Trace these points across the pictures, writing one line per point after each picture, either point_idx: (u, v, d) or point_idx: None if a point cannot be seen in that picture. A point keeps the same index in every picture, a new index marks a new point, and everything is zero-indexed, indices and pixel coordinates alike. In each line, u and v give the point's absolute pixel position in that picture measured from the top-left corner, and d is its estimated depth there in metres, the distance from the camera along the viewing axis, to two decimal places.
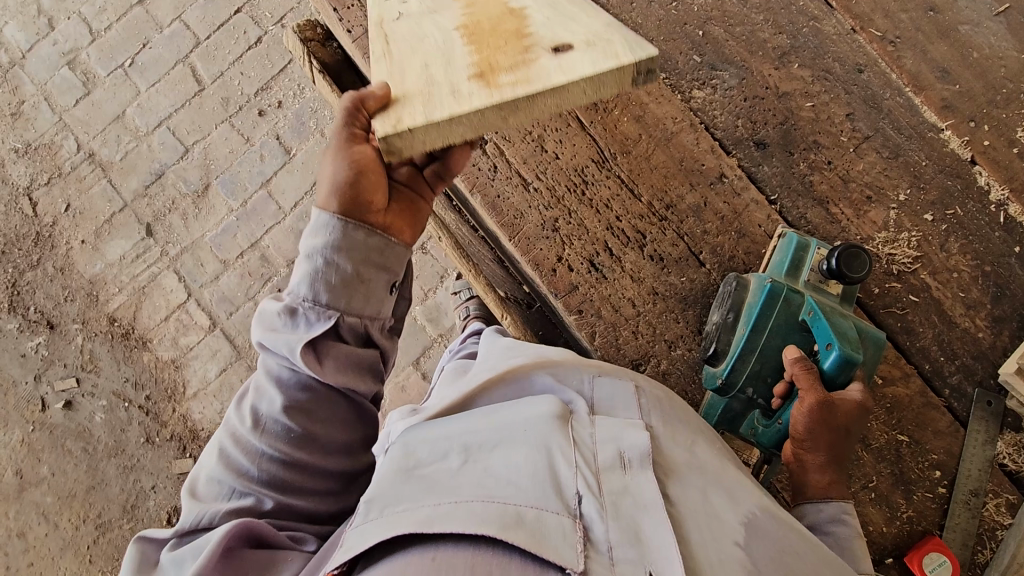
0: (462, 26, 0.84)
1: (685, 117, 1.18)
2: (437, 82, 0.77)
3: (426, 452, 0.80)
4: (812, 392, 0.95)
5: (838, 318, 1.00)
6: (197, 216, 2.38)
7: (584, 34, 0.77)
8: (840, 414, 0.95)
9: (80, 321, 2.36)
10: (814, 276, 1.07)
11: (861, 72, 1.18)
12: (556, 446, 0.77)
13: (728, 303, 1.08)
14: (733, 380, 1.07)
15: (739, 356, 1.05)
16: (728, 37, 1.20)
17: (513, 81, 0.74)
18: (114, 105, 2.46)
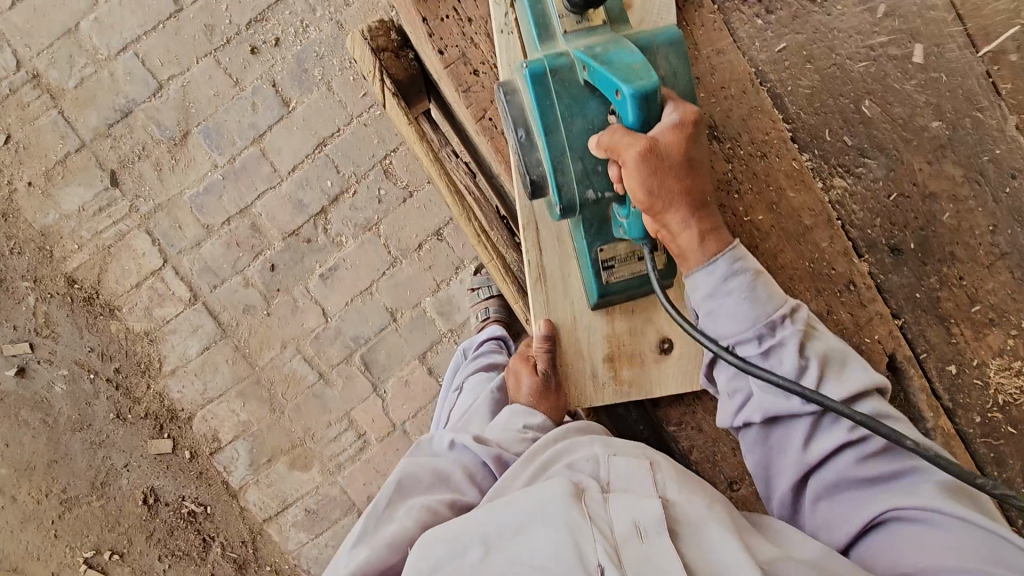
0: None
1: (822, 210, 1.02)
2: (580, 321, 0.98)
3: (443, 552, 0.73)
4: (628, 164, 0.76)
5: (614, 56, 0.80)
6: (174, 169, 2.03)
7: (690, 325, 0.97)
8: (666, 157, 0.75)
9: (31, 279, 2.02)
10: (569, 22, 0.88)
11: (1014, 178, 1.06)
12: (575, 525, 0.73)
13: (513, 118, 0.91)
14: (570, 197, 0.86)
15: (557, 166, 0.85)
16: (884, 119, 1.03)
17: (632, 381, 0.98)
18: (64, 15, 1.98)
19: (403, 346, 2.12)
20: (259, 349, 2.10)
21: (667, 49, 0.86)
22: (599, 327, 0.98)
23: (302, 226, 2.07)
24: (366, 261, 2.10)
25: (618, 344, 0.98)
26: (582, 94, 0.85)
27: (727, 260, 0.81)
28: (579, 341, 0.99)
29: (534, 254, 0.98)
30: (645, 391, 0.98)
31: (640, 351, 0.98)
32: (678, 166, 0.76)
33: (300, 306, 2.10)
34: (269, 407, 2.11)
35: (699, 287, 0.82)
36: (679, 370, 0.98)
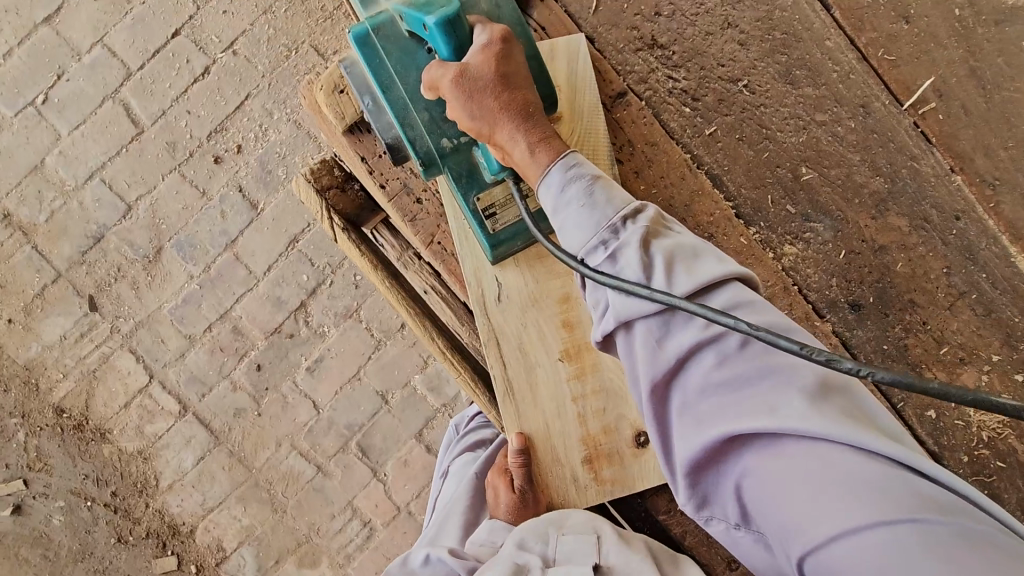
0: (563, 351, 0.98)
1: (777, 280, 1.04)
2: (554, 429, 0.98)
3: None
4: (445, 92, 0.81)
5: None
6: (151, 285, 2.05)
7: None
8: (478, 76, 0.79)
9: (19, 415, 2.02)
10: None
11: (958, 220, 1.08)
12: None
13: (360, 87, 0.97)
14: (425, 148, 0.91)
15: (403, 121, 0.91)
16: (823, 183, 1.06)
17: (614, 480, 0.98)
18: (28, 153, 2.01)
19: (399, 428, 2.11)
20: (255, 451, 2.09)
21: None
22: (574, 432, 0.98)
23: (284, 322, 2.09)
24: (350, 348, 2.11)
25: (595, 445, 0.98)
26: (410, 45, 0.90)
27: (558, 170, 0.77)
28: (555, 450, 0.98)
29: (498, 370, 0.99)
30: (628, 486, 0.98)
31: (617, 448, 0.98)
32: (489, 85, 0.79)
33: (291, 402, 2.09)
34: (272, 509, 2.08)
35: (546, 205, 0.79)
36: (659, 461, 0.98)
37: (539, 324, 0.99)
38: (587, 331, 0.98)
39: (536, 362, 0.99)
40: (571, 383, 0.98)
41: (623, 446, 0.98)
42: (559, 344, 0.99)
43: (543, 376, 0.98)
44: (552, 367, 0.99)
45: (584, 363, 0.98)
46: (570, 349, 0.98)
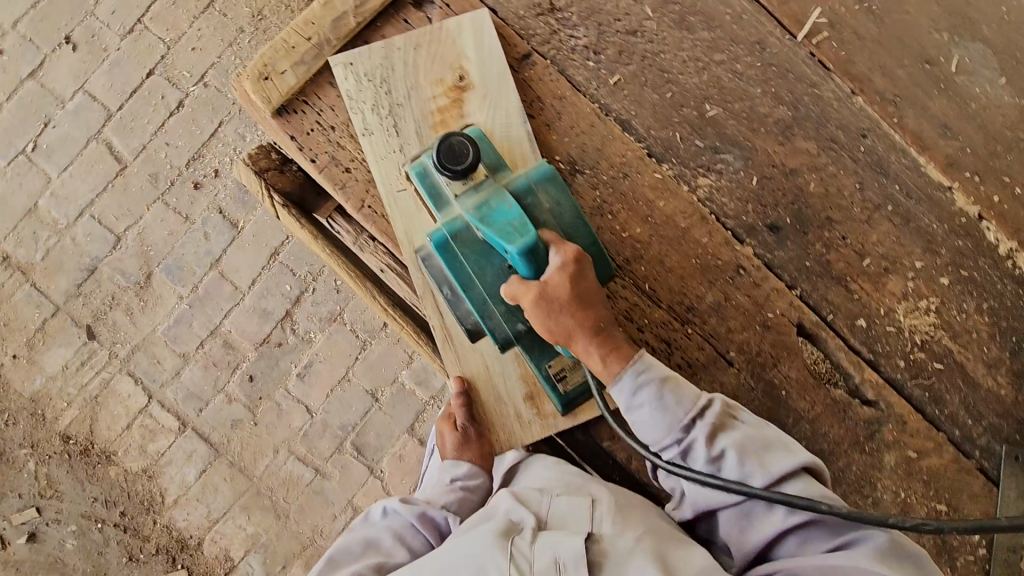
0: None
1: (694, 210, 1.11)
2: (495, 373, 1.06)
3: None
4: (527, 308, 0.91)
5: (500, 207, 0.93)
6: (144, 309, 2.15)
7: None
8: (555, 297, 0.90)
9: (29, 445, 2.11)
10: (456, 186, 0.96)
11: (865, 137, 1.15)
12: (490, 568, 0.78)
13: (437, 276, 1.00)
14: (504, 335, 0.98)
15: (483, 315, 0.97)
16: (728, 116, 1.12)
17: (555, 413, 1.05)
18: (22, 197, 2.15)
19: (391, 424, 2.17)
20: (254, 459, 2.15)
21: (545, 188, 0.97)
22: (514, 371, 1.07)
23: (271, 332, 2.18)
24: (337, 351, 2.19)
25: (534, 382, 1.06)
26: (483, 246, 0.95)
27: (630, 376, 0.91)
28: (498, 390, 1.06)
29: (437, 321, 1.06)
30: (569, 418, 1.05)
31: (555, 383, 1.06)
32: (566, 306, 0.90)
33: (284, 409, 2.17)
34: (274, 515, 2.14)
35: (619, 403, 0.93)
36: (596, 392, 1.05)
37: None
38: None
39: None
40: None
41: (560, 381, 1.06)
42: None
43: (478, 323, 1.06)
44: None
45: None
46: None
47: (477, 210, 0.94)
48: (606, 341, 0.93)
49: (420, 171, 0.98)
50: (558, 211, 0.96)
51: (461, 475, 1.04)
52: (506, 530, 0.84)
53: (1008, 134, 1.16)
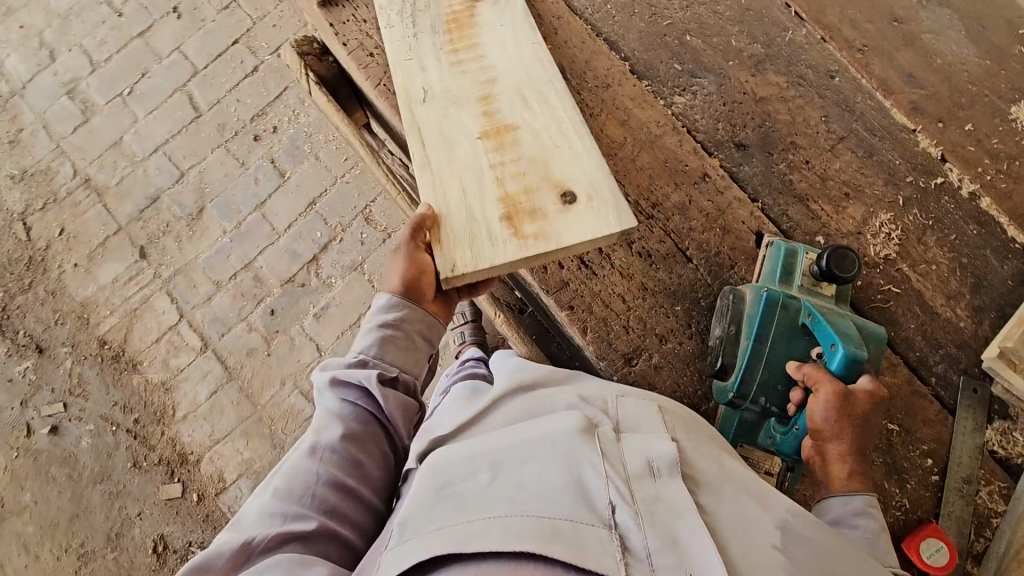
0: (483, 133, 1.05)
1: (667, 121, 1.23)
2: (470, 199, 0.99)
3: (452, 467, 0.69)
4: (822, 391, 0.91)
5: (839, 319, 0.98)
6: (191, 238, 2.40)
7: (586, 184, 0.99)
8: (853, 407, 0.90)
9: (70, 345, 2.33)
10: (807, 282, 1.07)
11: (833, 78, 1.25)
12: (583, 462, 0.67)
13: (728, 316, 1.05)
14: (746, 391, 1.02)
15: (745, 373, 1.02)
16: (705, 47, 1.26)
17: (534, 234, 0.95)
18: (111, 132, 2.49)
19: None
20: (261, 388, 2.29)
21: (873, 342, 1.00)
22: (492, 194, 0.99)
23: (297, 272, 2.36)
24: (352, 298, 2.34)
25: (514, 204, 0.98)
26: (790, 335, 1.02)
27: (862, 500, 0.88)
28: (471, 213, 0.98)
29: (419, 148, 1.04)
30: (549, 238, 0.94)
31: (538, 205, 0.98)
32: (856, 417, 0.90)
33: (296, 343, 2.31)
34: (270, 443, 2.23)
35: (830, 510, 0.89)
36: (585, 214, 0.97)
37: (460, 119, 1.07)
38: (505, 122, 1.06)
39: (456, 144, 1.05)
40: (491, 158, 1.02)
41: (544, 208, 0.97)
42: (479, 127, 1.05)
43: (464, 153, 1.03)
44: (471, 146, 1.04)
45: (503, 143, 1.04)
46: (489, 128, 1.05)
47: (819, 307, 1.01)
48: (861, 459, 0.90)
49: (790, 249, 1.08)
50: (874, 359, 1.00)
51: (391, 316, 0.99)
52: (588, 423, 0.71)
53: (972, 88, 1.23)
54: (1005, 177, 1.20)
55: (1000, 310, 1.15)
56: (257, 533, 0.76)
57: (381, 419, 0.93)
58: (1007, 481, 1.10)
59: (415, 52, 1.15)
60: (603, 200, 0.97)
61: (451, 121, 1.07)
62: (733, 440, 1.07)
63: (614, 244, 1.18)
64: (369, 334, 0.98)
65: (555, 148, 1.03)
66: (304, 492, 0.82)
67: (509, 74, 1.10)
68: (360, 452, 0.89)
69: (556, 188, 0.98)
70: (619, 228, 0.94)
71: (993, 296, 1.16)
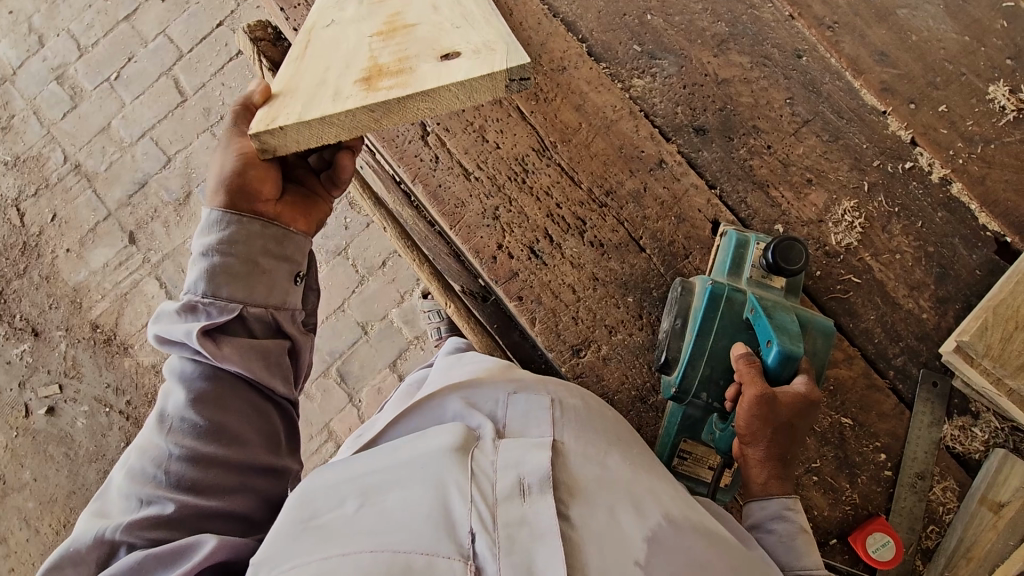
0: (373, 37, 0.82)
1: (624, 105, 1.19)
2: (324, 86, 0.76)
3: (322, 495, 0.66)
4: (747, 396, 0.87)
5: (780, 313, 0.95)
6: (179, 223, 2.42)
7: (475, 44, 0.76)
8: (779, 413, 0.86)
9: (64, 328, 2.39)
10: (757, 272, 1.04)
11: (800, 57, 1.20)
12: (450, 485, 0.63)
13: (676, 310, 1.05)
14: (688, 386, 1.00)
15: (688, 364, 1.00)
16: (667, 27, 1.22)
17: (392, 84, 0.72)
18: (99, 117, 2.51)
19: (375, 357, 2.27)
20: None
21: (818, 335, 0.97)
22: (356, 65, 0.77)
23: None
24: (337, 283, 2.34)
25: (378, 64, 0.76)
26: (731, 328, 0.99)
27: (779, 502, 0.85)
28: (324, 83, 0.76)
29: (292, 56, 0.84)
30: (411, 86, 0.71)
31: (408, 65, 0.75)
32: (780, 421, 0.86)
33: None
34: None
35: (749, 514, 0.87)
36: (465, 63, 0.73)
37: (353, 26, 0.85)
38: (402, 17, 0.83)
39: (336, 46, 0.83)
40: (370, 45, 0.80)
41: (415, 67, 0.74)
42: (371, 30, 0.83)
43: (343, 36, 0.84)
44: (351, 44, 0.82)
45: (389, 33, 0.81)
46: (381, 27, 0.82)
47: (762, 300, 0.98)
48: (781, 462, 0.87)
49: (741, 239, 1.05)
50: (817, 354, 0.97)
51: (216, 235, 0.84)
52: (464, 442, 0.68)
53: (948, 66, 1.17)
54: (978, 161, 1.14)
55: (966, 301, 1.11)
56: (109, 527, 0.75)
57: (237, 376, 0.84)
58: (965, 478, 1.06)
59: None
60: (489, 48, 0.74)
61: (333, 21, 0.88)
62: (676, 434, 1.04)
63: (566, 233, 1.15)
64: (197, 270, 0.84)
65: (449, 20, 0.81)
66: (158, 470, 0.78)
67: None
68: (211, 419, 0.81)
69: (438, 50, 0.76)
70: (502, 69, 0.70)
71: (960, 287, 1.11)
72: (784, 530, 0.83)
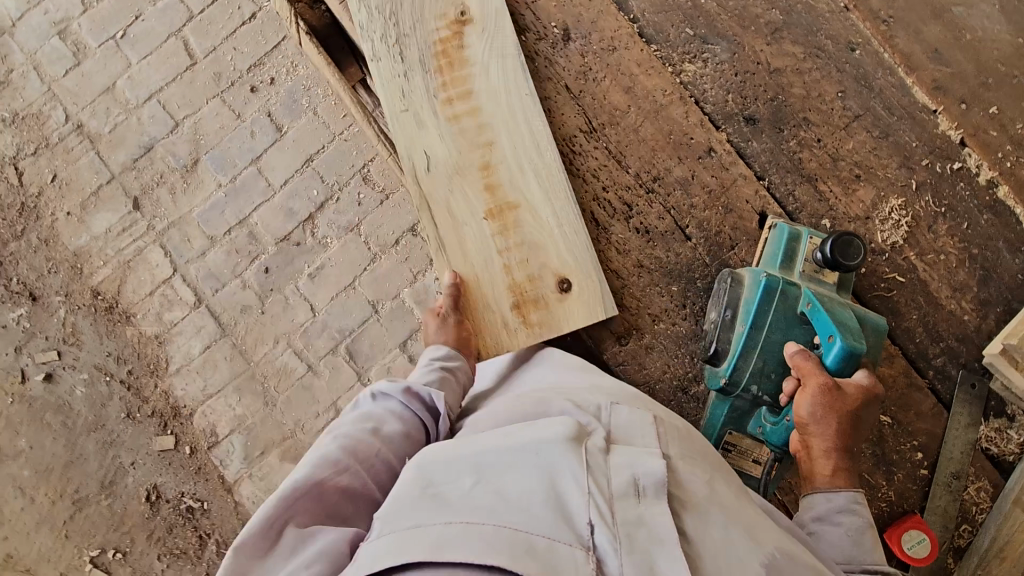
0: (502, 252, 1.11)
1: (675, 90, 1.16)
2: (490, 310, 1.10)
3: (431, 464, 0.64)
4: (812, 385, 0.91)
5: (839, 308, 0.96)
6: (185, 191, 2.35)
7: (580, 268, 1.09)
8: (844, 402, 0.90)
9: (63, 294, 2.32)
10: (810, 267, 1.05)
11: (853, 51, 1.18)
12: (570, 472, 0.62)
13: (724, 300, 1.04)
14: (739, 377, 1.01)
15: (740, 356, 1.00)
16: (720, 12, 1.19)
17: (540, 321, 1.09)
18: (104, 77, 2.42)
19: (386, 336, 2.24)
20: (255, 345, 2.27)
21: (871, 331, 0.98)
22: (502, 284, 1.10)
23: (292, 231, 2.31)
24: (348, 260, 2.28)
25: (521, 292, 1.10)
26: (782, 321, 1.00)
27: (845, 496, 0.89)
28: (486, 304, 1.10)
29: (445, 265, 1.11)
30: (554, 324, 1.09)
31: (542, 294, 1.09)
32: (846, 412, 0.90)
33: (290, 303, 2.27)
34: (263, 401, 2.23)
35: (812, 507, 0.90)
36: (579, 299, 1.09)
37: (478, 228, 1.12)
38: (518, 223, 1.11)
39: (474, 254, 1.11)
40: (502, 262, 1.11)
41: (546, 292, 1.10)
42: (500, 242, 1.11)
43: (469, 234, 1.12)
44: (484, 246, 1.11)
45: (514, 253, 1.11)
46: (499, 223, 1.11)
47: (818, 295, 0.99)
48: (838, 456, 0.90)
49: (794, 232, 1.06)
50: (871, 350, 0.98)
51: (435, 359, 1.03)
52: (578, 433, 0.67)
53: (1002, 68, 1.16)
54: None
55: (1008, 305, 1.11)
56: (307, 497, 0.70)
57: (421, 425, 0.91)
58: (998, 479, 1.08)
59: (422, 139, 1.14)
60: (592, 283, 1.09)
61: (460, 218, 1.12)
62: (722, 426, 1.05)
63: (612, 218, 1.14)
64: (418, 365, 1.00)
65: (557, 231, 1.11)
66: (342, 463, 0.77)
67: (516, 173, 1.12)
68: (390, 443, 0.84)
69: (563, 282, 1.09)
70: (606, 314, 1.08)
71: (1002, 290, 1.11)
72: (851, 522, 0.87)
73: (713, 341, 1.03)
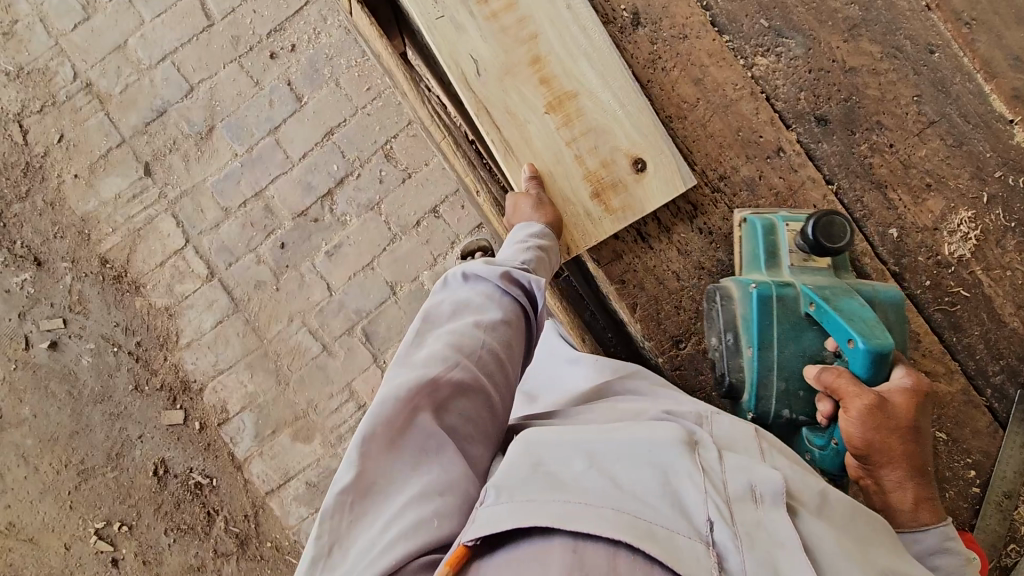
0: (573, 140, 1.08)
1: (746, 84, 1.11)
2: (571, 205, 1.08)
3: (547, 450, 0.65)
4: (854, 410, 0.85)
5: (845, 301, 0.92)
6: (199, 159, 2.27)
7: (650, 144, 1.07)
8: (891, 416, 0.85)
9: (69, 260, 2.24)
10: (797, 257, 1.00)
11: (932, 53, 1.12)
12: (684, 466, 0.63)
13: (722, 323, 1.03)
14: (766, 407, 0.98)
15: (759, 384, 0.98)
16: (797, 3, 1.12)
17: (624, 207, 1.08)
18: (115, 34, 2.30)
19: (404, 318, 2.19)
20: (269, 322, 2.21)
21: (887, 307, 0.96)
22: (576, 174, 1.08)
23: (310, 207, 2.23)
24: (367, 239, 2.22)
25: (599, 180, 1.08)
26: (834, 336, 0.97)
27: (939, 533, 0.84)
28: (564, 197, 1.07)
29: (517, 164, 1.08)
30: (638, 208, 1.08)
31: (619, 177, 1.07)
32: (896, 426, 0.85)
33: (306, 281, 2.21)
34: (275, 379, 2.18)
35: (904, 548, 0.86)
36: (657, 176, 1.07)
37: (541, 125, 1.08)
38: (581, 111, 1.07)
39: (542, 148, 1.08)
40: (572, 151, 1.08)
41: (621, 173, 1.08)
42: (569, 132, 1.08)
43: (535, 133, 1.07)
44: (552, 136, 1.07)
45: (586, 141, 1.08)
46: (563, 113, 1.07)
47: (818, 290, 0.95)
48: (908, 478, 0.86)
49: (769, 226, 1.02)
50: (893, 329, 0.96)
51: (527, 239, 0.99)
52: (685, 434, 0.67)
53: None
54: None
55: None
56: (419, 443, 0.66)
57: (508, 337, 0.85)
58: None
59: (467, 50, 1.07)
60: (666, 158, 1.07)
61: (522, 115, 1.07)
62: None
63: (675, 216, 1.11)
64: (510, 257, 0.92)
65: (620, 110, 1.08)
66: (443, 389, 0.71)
67: (569, 64, 1.07)
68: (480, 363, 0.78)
69: (634, 158, 1.07)
70: (685, 186, 1.07)
71: None
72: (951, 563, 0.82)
73: (727, 369, 1.01)
